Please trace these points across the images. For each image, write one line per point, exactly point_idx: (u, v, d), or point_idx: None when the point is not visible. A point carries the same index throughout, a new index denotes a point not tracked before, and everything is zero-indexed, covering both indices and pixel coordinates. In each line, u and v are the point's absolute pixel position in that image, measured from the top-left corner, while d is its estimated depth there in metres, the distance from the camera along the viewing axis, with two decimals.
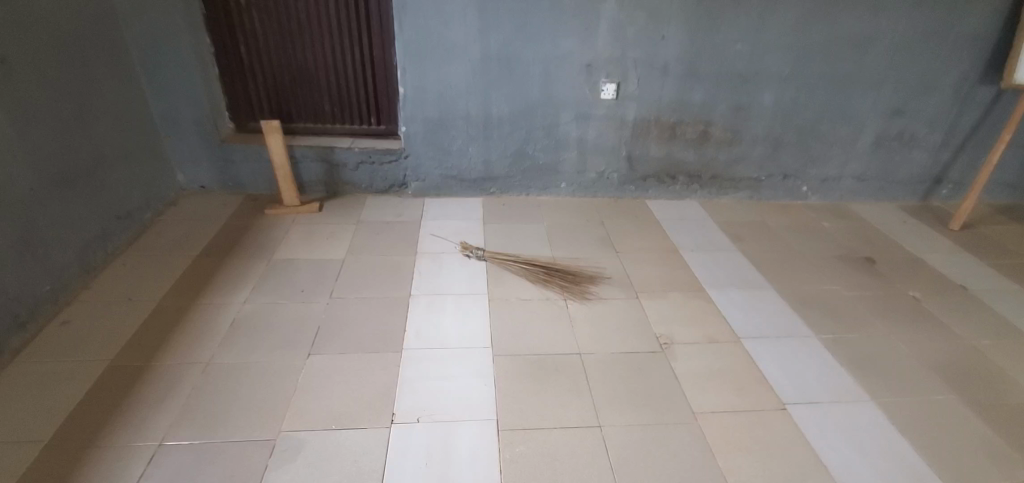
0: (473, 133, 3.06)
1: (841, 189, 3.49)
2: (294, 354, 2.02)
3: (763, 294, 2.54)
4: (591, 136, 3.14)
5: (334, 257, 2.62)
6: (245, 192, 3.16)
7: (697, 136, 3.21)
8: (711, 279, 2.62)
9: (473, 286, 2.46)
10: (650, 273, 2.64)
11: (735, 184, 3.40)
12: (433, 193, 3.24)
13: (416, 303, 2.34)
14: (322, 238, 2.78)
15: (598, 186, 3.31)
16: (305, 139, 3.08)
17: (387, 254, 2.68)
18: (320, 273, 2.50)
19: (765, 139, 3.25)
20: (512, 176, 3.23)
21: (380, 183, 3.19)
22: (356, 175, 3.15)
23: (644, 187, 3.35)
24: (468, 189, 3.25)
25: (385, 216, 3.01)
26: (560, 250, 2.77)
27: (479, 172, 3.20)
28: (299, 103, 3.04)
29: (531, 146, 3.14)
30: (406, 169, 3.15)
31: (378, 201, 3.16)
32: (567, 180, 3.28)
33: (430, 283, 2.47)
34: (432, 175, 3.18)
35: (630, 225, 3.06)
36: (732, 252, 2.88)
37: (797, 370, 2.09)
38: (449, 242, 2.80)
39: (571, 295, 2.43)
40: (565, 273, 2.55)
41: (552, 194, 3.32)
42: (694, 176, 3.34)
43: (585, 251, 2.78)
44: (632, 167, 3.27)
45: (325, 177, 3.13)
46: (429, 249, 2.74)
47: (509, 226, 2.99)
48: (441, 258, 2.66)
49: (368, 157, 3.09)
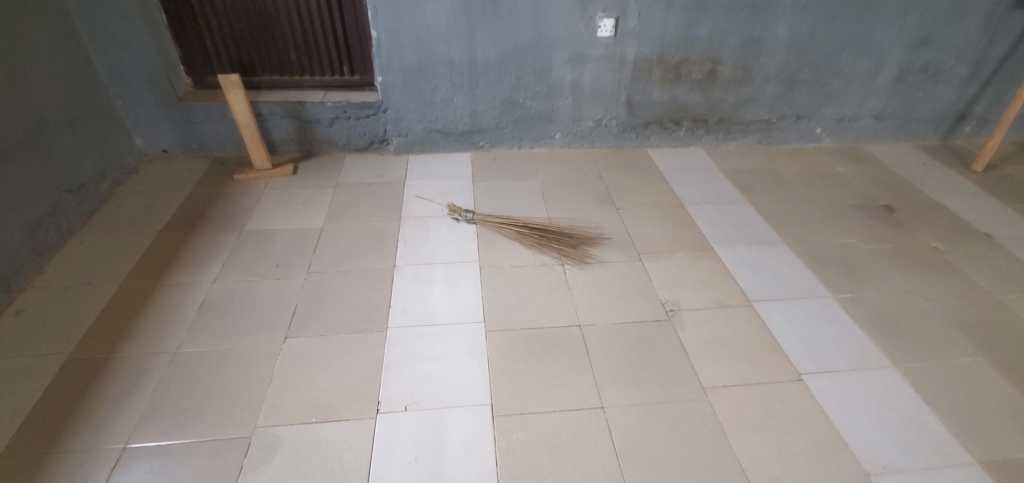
0: (458, 81, 2.78)
1: (857, 129, 3.24)
2: (269, 338, 1.86)
3: (775, 251, 2.36)
4: (587, 80, 2.85)
5: (311, 226, 2.42)
6: (212, 155, 2.90)
7: (704, 76, 2.92)
8: (719, 236, 2.44)
9: (462, 253, 2.27)
10: (654, 232, 2.44)
11: (743, 128, 3.14)
12: (418, 149, 2.99)
13: (401, 274, 2.16)
14: (297, 205, 2.56)
15: (596, 135, 3.06)
16: (272, 95, 2.79)
17: (369, 220, 2.47)
18: (296, 244, 2.30)
19: (778, 77, 2.97)
20: (502, 127, 2.97)
21: (359, 140, 2.93)
22: (332, 132, 2.88)
23: (646, 135, 3.09)
24: (456, 144, 3.00)
25: (365, 178, 2.77)
26: (556, 209, 2.56)
27: (466, 125, 2.93)
28: (262, 53, 2.73)
29: (522, 94, 2.86)
30: (386, 123, 2.88)
31: (358, 160, 2.92)
32: (562, 130, 3.02)
33: (416, 251, 2.28)
34: (415, 129, 2.91)
35: (631, 178, 2.84)
36: (741, 205, 2.67)
37: (813, 335, 1.95)
38: (436, 204, 2.59)
39: (570, 260, 2.25)
40: (562, 235, 2.35)
41: (546, 146, 3.07)
42: (700, 121, 3.08)
43: (583, 209, 2.57)
44: (633, 113, 3.00)
45: (298, 136, 2.87)
46: (414, 213, 2.52)
47: (500, 184, 2.76)
48: (428, 223, 2.46)
49: (344, 112, 2.81)
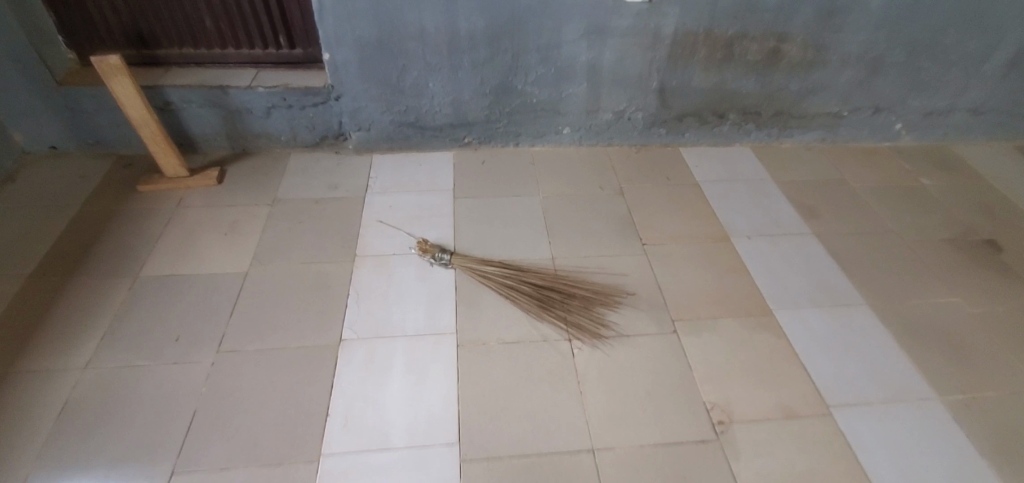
0: (433, 60, 2.05)
1: (947, 125, 2.53)
2: (149, 472, 1.31)
3: (853, 318, 1.77)
4: (609, 60, 2.13)
5: (232, 269, 1.80)
6: (115, 153, 2.22)
7: (764, 57, 2.19)
8: (778, 292, 1.84)
9: (434, 319, 1.68)
10: (692, 285, 1.84)
11: (804, 123, 2.45)
12: (385, 146, 2.31)
13: (349, 356, 1.57)
14: (218, 234, 1.92)
15: (617, 130, 2.36)
16: (184, 75, 2.08)
17: (312, 259, 1.84)
18: (210, 301, 1.69)
19: (859, 58, 2.25)
20: (495, 120, 2.27)
21: (307, 135, 2.24)
22: (270, 125, 2.19)
23: (680, 131, 2.40)
24: (434, 140, 2.31)
25: (312, 190, 2.11)
26: (562, 246, 1.93)
27: (447, 117, 2.23)
28: (165, 18, 1.99)
29: (521, 77, 2.14)
30: (341, 114, 2.18)
31: (306, 162, 2.24)
32: (572, 123, 2.32)
33: (372, 315, 1.68)
34: (380, 122, 2.22)
35: (660, 195, 2.18)
36: (803, 239, 2.05)
37: (916, 468, 1.40)
38: (404, 234, 1.95)
39: (579, 333, 1.66)
40: (570, 294, 1.75)
41: (551, 143, 2.38)
42: (752, 114, 2.38)
43: (598, 246, 1.95)
44: (666, 103, 2.29)
45: (226, 130, 2.18)
46: (373, 249, 1.90)
47: (490, 201, 2.11)
48: (391, 266, 1.84)
49: (283, 100, 2.11)
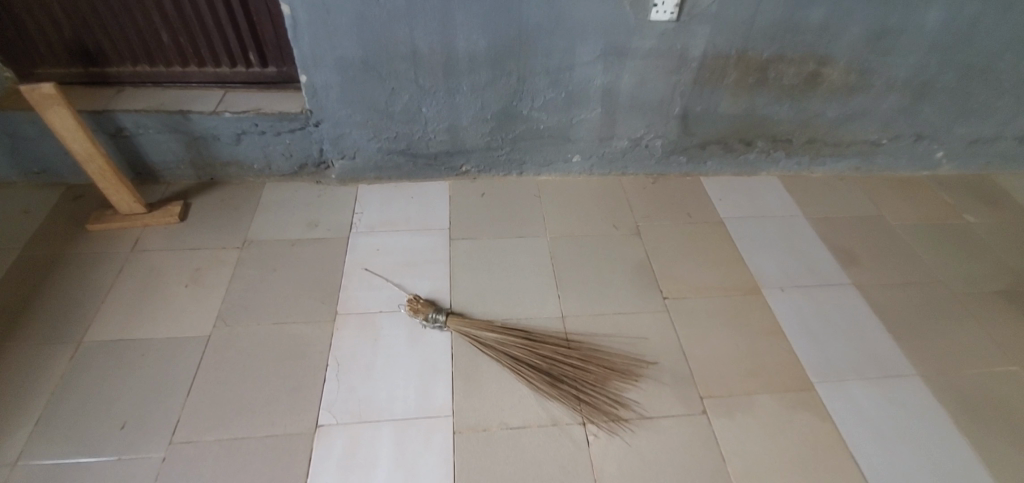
0: (427, 83, 1.79)
1: (993, 154, 2.30)
2: None
3: (902, 393, 1.56)
4: (627, 83, 1.87)
5: (193, 332, 1.56)
6: (65, 182, 1.96)
7: (801, 81, 1.95)
8: (818, 361, 1.62)
9: (427, 397, 1.45)
10: (722, 352, 1.61)
11: (838, 151, 2.22)
12: (372, 175, 2.05)
13: (326, 447, 1.34)
14: (177, 285, 1.68)
15: (632, 159, 2.12)
16: (142, 98, 1.82)
17: (287, 319, 1.61)
18: (165, 376, 1.45)
19: (906, 83, 2.01)
20: (497, 147, 2.01)
21: (283, 163, 1.99)
22: (241, 152, 1.94)
23: (703, 159, 2.16)
24: (427, 169, 2.05)
25: (289, 230, 1.86)
26: (573, 302, 1.70)
27: (443, 144, 1.97)
28: (115, 32, 1.72)
29: (527, 102, 1.88)
30: (322, 141, 1.92)
31: (283, 195, 1.99)
32: (583, 151, 2.07)
33: (354, 393, 1.44)
34: (366, 149, 1.96)
35: (681, 237, 1.95)
36: (841, 291, 1.83)
37: None
38: (393, 286, 1.71)
39: (594, 414, 1.44)
40: (582, 365, 1.52)
41: (559, 172, 2.13)
42: (782, 141, 2.14)
43: (614, 302, 1.71)
44: (688, 130, 2.05)
45: (191, 158, 1.94)
46: (357, 305, 1.65)
47: (490, 244, 1.87)
48: (377, 328, 1.60)
49: (254, 126, 1.85)
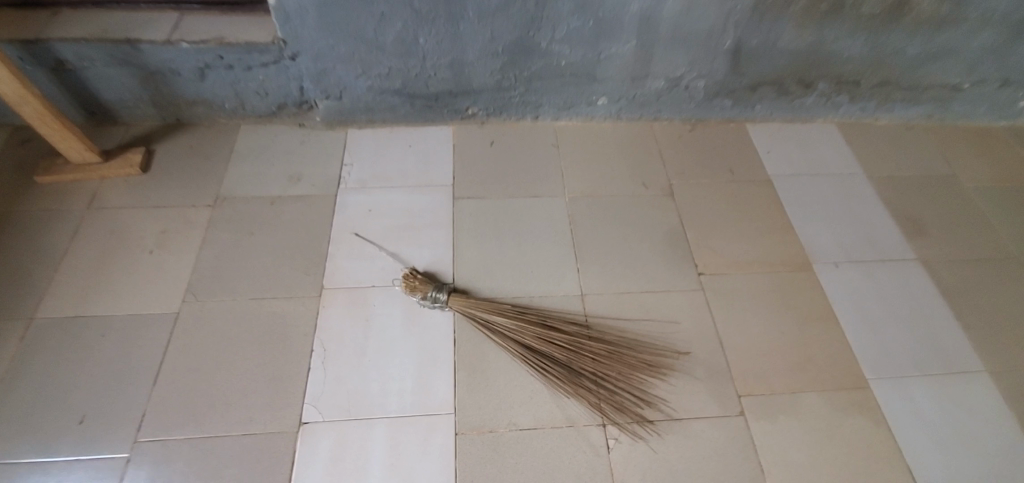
0: (424, 7, 1.46)
1: None
2: None
3: (967, 393, 1.37)
4: (670, 10, 1.52)
5: (160, 309, 1.38)
6: (10, 124, 1.70)
7: (883, 10, 1.58)
8: (873, 354, 1.41)
9: (425, 391, 1.27)
10: (764, 342, 1.40)
11: (910, 97, 1.88)
12: (362, 118, 1.74)
13: (311, 449, 1.18)
14: (142, 252, 1.47)
15: (669, 102, 1.79)
16: (82, 23, 1.52)
17: (265, 294, 1.41)
18: (132, 362, 1.29)
19: (1010, 15, 1.63)
20: (509, 87, 1.69)
21: (257, 103, 1.69)
22: (207, 90, 1.64)
23: (751, 103, 1.82)
24: (426, 112, 1.74)
25: (266, 185, 1.61)
26: (593, 279, 1.47)
27: (445, 83, 1.66)
28: None
29: (546, 32, 1.54)
30: (301, 77, 1.61)
31: (260, 141, 1.71)
32: (611, 92, 1.74)
33: (342, 385, 1.27)
34: (354, 89, 1.65)
35: (721, 199, 1.68)
36: (902, 268, 1.58)
37: None
38: (386, 256, 1.48)
39: (615, 414, 1.26)
40: (605, 356, 1.31)
41: (581, 117, 1.82)
42: (848, 83, 1.80)
43: (641, 279, 1.48)
44: (738, 68, 1.70)
45: (150, 96, 1.66)
46: (346, 279, 1.44)
47: (499, 205, 1.61)
48: (368, 306, 1.40)
49: (219, 59, 1.55)
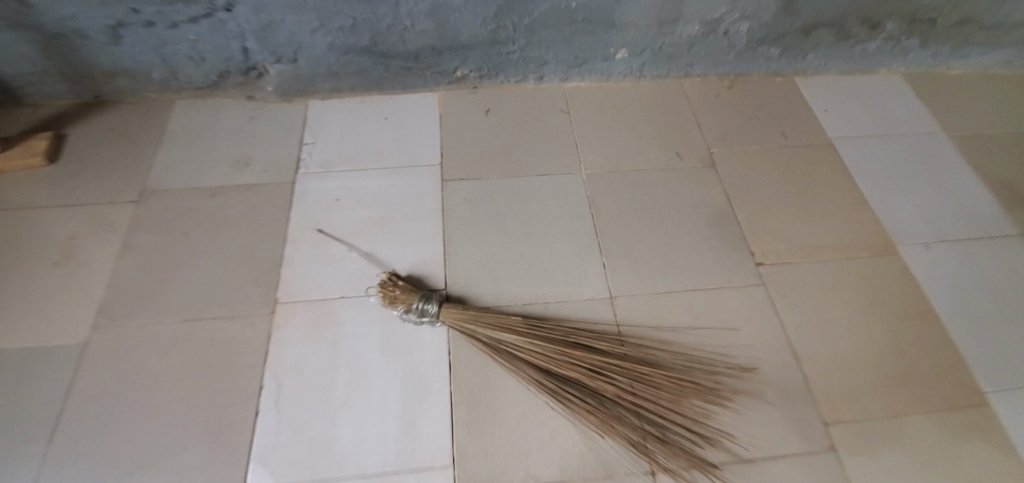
0: None
1: None
2: None
3: None
4: None
5: (65, 338, 1.06)
6: None
7: None
8: (988, 361, 1.10)
9: (414, 435, 0.96)
10: (847, 350, 1.09)
11: (994, 38, 1.53)
12: (325, 87, 1.40)
13: None
14: (43, 265, 1.14)
15: (703, 52, 1.45)
16: None
17: (203, 314, 1.09)
18: (24, 410, 0.98)
19: None
20: (506, 40, 1.35)
21: (192, 71, 1.35)
22: (126, 55, 1.30)
23: (802, 51, 1.49)
24: (404, 75, 1.40)
25: (206, 173, 1.28)
26: (623, 277, 1.15)
27: (425, 36, 1.31)
28: None
29: None
30: (242, 35, 1.27)
31: (198, 119, 1.38)
32: (632, 42, 1.40)
33: (304, 433, 0.96)
34: (311, 48, 1.30)
35: (774, 169, 1.35)
36: (1006, 246, 1.26)
37: None
38: (359, 258, 1.16)
39: (669, 459, 0.94)
40: (657, 383, 0.97)
41: (596, 75, 1.48)
42: (923, 22, 1.46)
43: (685, 275, 1.16)
44: (791, 6, 1.36)
45: (56, 66, 1.32)
46: (306, 289, 1.12)
47: (501, 187, 1.28)
48: (337, 324, 1.08)
49: (134, 13, 1.21)
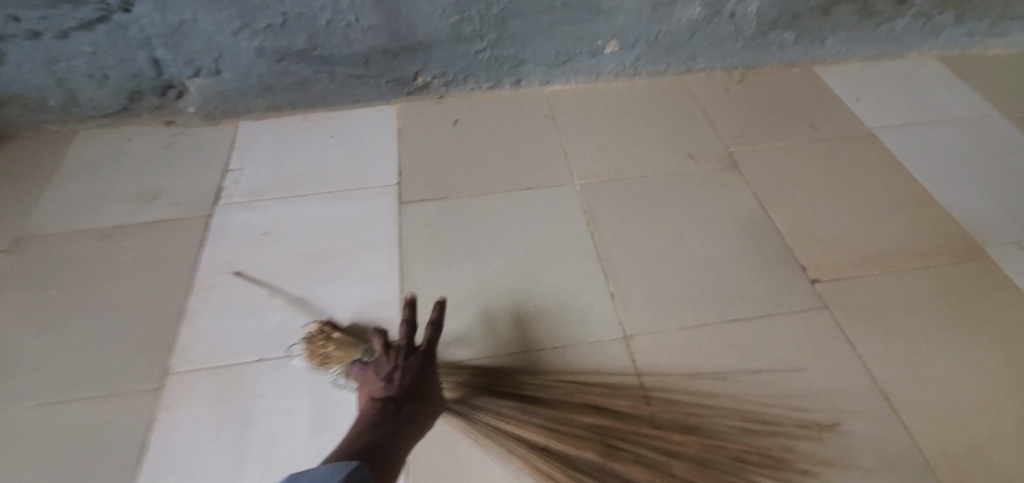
0: None
1: None
2: None
3: None
4: None
5: None
6: None
7: None
8: None
9: None
10: (955, 389, 0.79)
11: None
12: (258, 104, 1.17)
13: None
14: None
15: (707, 41, 1.23)
16: None
17: (67, 393, 0.79)
18: None
19: None
20: (472, 35, 1.13)
21: (96, 93, 1.12)
22: (11, 77, 1.07)
23: (821, 35, 1.27)
24: (353, 86, 1.17)
25: (102, 212, 1.02)
26: (638, 309, 0.87)
27: (374, 34, 1.09)
28: None
29: None
30: (151, 43, 1.05)
31: (104, 150, 1.13)
32: (622, 32, 1.18)
33: None
34: (237, 55, 1.08)
35: (810, 167, 1.10)
36: None
37: None
38: (287, 305, 0.88)
39: None
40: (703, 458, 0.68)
41: (583, 76, 1.25)
42: None
43: (719, 301, 0.88)
44: None
45: None
46: (213, 351, 0.83)
47: (474, 207, 1.02)
48: (250, 397, 0.78)
49: (12, 21, 0.99)
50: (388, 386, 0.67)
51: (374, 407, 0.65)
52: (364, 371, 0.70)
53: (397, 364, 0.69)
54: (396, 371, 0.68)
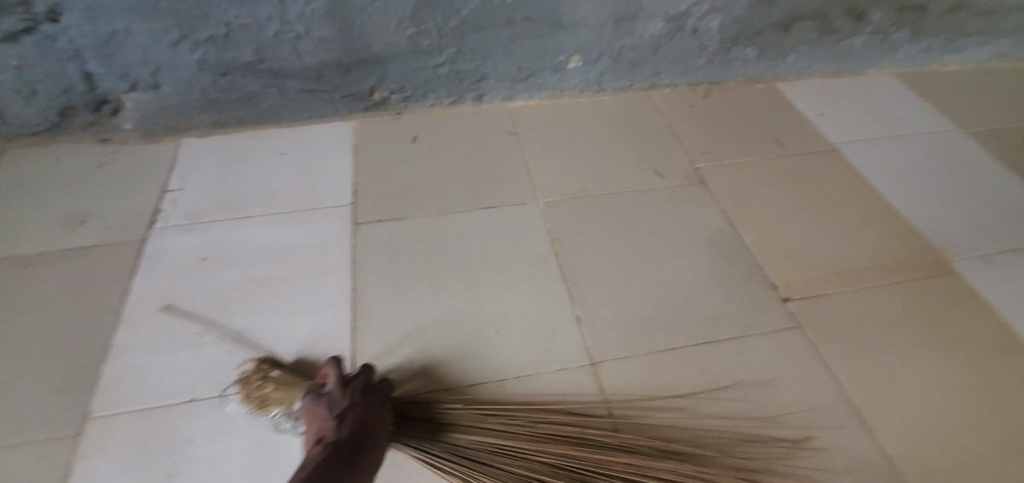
0: None
1: None
2: None
3: None
4: None
5: None
6: None
7: None
8: None
9: None
10: (931, 410, 0.76)
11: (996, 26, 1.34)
12: (203, 121, 1.09)
13: None
14: None
15: (670, 56, 1.22)
16: None
17: None
18: None
19: None
20: (431, 49, 1.09)
21: (20, 109, 1.03)
22: None
23: (783, 51, 1.28)
24: (306, 101, 1.11)
25: (22, 237, 0.93)
26: (607, 333, 0.82)
27: (326, 46, 1.04)
28: None
29: None
30: (82, 55, 0.97)
31: (29, 170, 1.04)
32: (586, 47, 1.16)
33: None
34: (179, 68, 1.02)
35: (777, 183, 1.08)
36: None
37: None
38: (226, 337, 0.80)
39: None
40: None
41: (547, 91, 1.22)
42: (913, 10, 1.27)
43: (689, 322, 0.84)
44: None
45: None
46: (140, 391, 0.74)
47: (433, 227, 0.96)
48: (179, 442, 0.70)
49: None
50: (342, 423, 0.60)
51: (324, 445, 0.57)
52: (315, 406, 0.63)
53: (354, 401, 0.63)
54: (351, 409, 0.62)
